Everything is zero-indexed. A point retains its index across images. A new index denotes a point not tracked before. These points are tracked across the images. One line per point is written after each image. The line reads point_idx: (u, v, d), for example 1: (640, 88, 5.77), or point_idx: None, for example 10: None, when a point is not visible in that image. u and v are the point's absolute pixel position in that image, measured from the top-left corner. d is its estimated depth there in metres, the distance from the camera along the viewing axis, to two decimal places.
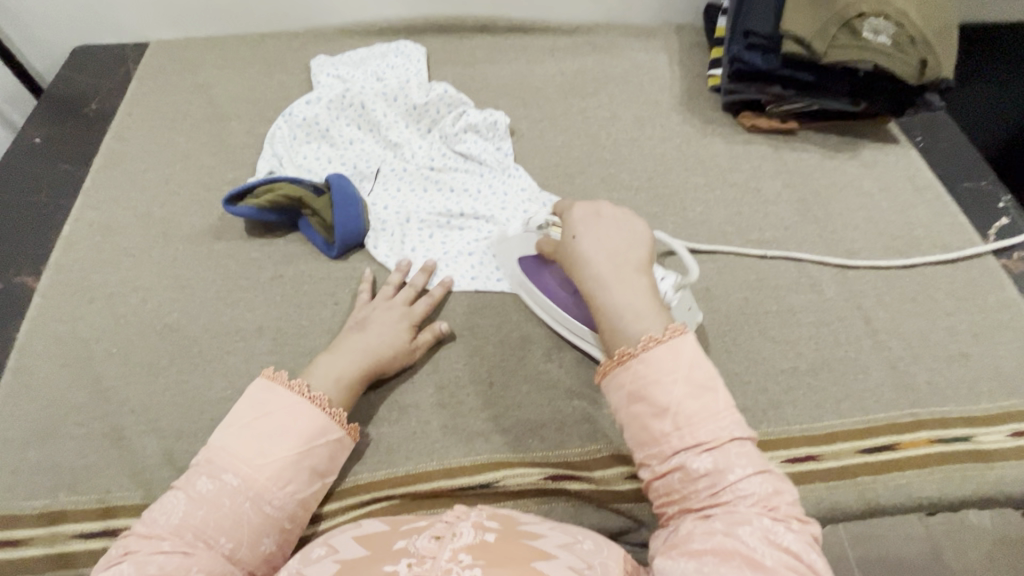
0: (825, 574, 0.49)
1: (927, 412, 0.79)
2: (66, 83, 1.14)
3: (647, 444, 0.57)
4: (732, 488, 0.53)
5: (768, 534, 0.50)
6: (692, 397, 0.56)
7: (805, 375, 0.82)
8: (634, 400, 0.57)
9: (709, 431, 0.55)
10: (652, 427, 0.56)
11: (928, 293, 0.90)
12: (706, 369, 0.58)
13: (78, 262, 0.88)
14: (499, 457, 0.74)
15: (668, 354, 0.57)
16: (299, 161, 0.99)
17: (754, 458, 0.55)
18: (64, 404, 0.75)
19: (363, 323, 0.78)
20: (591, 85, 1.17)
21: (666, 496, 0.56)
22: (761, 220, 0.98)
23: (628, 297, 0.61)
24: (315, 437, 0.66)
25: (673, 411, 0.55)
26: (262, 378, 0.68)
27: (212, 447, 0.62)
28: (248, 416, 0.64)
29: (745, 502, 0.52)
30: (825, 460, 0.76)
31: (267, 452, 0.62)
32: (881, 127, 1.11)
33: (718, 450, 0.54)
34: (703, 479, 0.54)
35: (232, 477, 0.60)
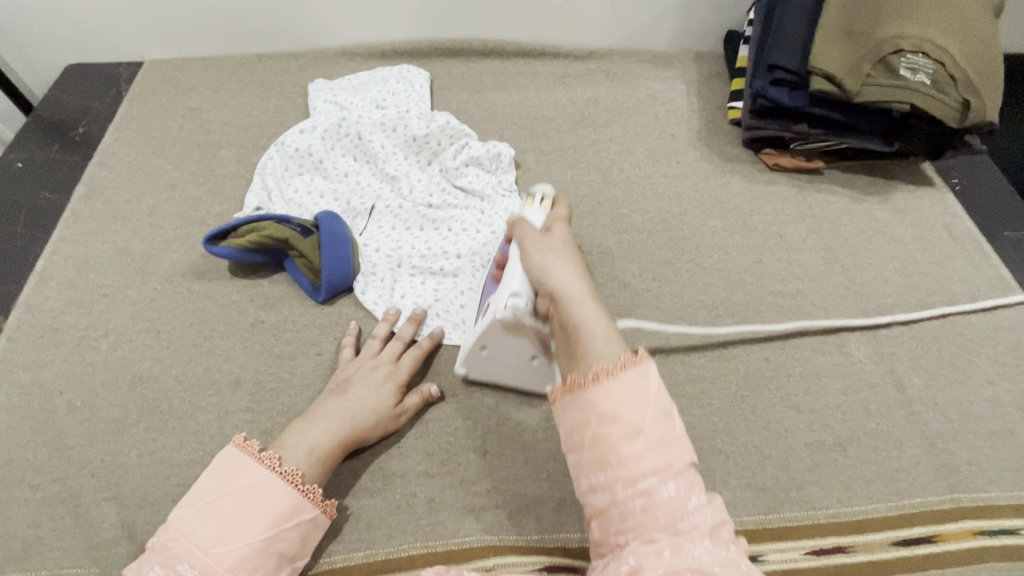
0: (758, 565, 0.47)
1: (970, 499, 0.71)
2: (54, 104, 1.09)
3: (611, 467, 0.48)
4: (637, 446, 0.48)
5: (659, 498, 0.47)
6: (660, 421, 0.50)
7: (832, 450, 0.74)
8: (598, 434, 0.49)
9: (624, 387, 0.50)
10: (623, 450, 0.48)
11: (969, 359, 0.82)
12: (663, 392, 0.52)
13: (49, 301, 0.83)
14: (488, 539, 0.67)
15: (628, 389, 0.50)
16: (289, 196, 0.93)
17: (662, 408, 0.51)
18: (20, 464, 0.69)
19: (344, 385, 0.72)
20: (602, 116, 1.10)
21: (617, 526, 0.48)
22: (784, 269, 0.91)
23: (581, 315, 0.56)
24: (286, 518, 0.59)
25: (644, 432, 0.49)
26: (232, 447, 0.62)
27: (170, 528, 0.56)
28: (213, 493, 0.58)
29: (648, 461, 0.48)
30: (854, 553, 0.67)
31: (229, 538, 0.56)
32: (914, 168, 1.03)
33: (679, 476, 0.48)
34: (617, 433, 0.49)
35: (188, 567, 0.54)
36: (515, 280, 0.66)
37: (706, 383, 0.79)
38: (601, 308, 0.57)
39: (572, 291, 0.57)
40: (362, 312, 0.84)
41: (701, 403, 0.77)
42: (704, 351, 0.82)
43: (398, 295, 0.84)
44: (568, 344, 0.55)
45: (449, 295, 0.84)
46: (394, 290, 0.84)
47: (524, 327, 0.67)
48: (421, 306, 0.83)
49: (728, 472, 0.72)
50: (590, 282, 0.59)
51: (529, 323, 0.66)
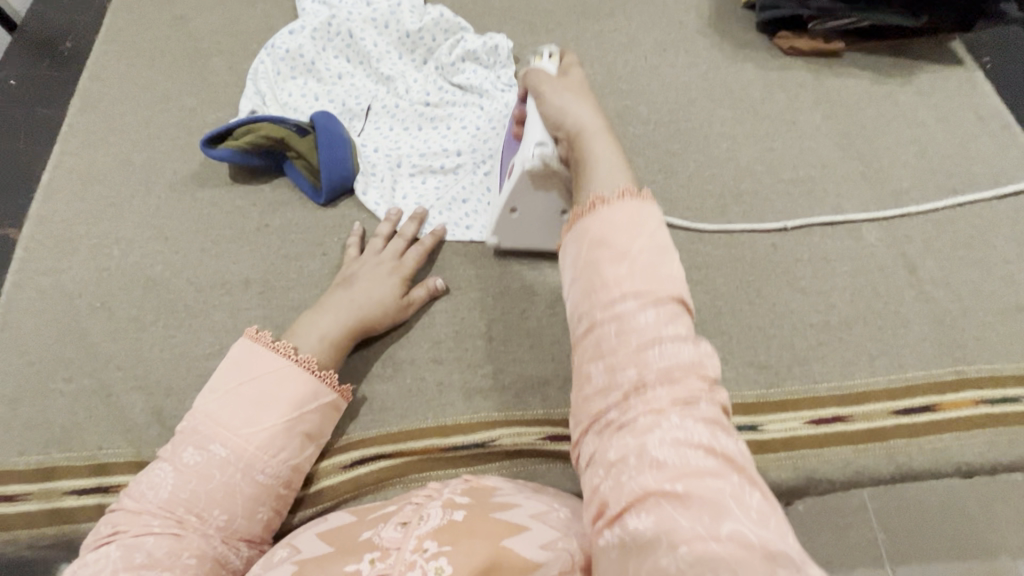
0: (745, 469, 0.39)
1: (974, 370, 0.71)
2: (39, 19, 1.06)
3: (591, 290, 0.45)
4: (619, 269, 0.44)
5: (632, 324, 0.43)
6: (656, 257, 0.45)
7: (837, 329, 0.74)
8: (588, 258, 0.46)
9: (614, 217, 0.47)
10: (607, 272, 0.45)
11: (985, 239, 0.80)
12: (664, 231, 0.47)
13: (58, 212, 0.84)
14: (496, 414, 0.70)
15: (619, 212, 0.47)
16: (283, 99, 0.91)
17: (656, 246, 0.46)
18: (51, 360, 0.73)
19: (351, 279, 0.73)
20: (607, 6, 1.04)
21: (591, 354, 0.44)
22: (796, 156, 0.87)
23: (593, 144, 0.56)
24: (306, 402, 0.62)
25: (631, 255, 0.45)
26: (245, 339, 0.63)
27: (195, 416, 0.58)
28: (233, 381, 0.60)
29: (630, 287, 0.43)
30: (854, 422, 0.69)
31: (256, 420, 0.59)
32: (942, 47, 0.96)
33: (663, 306, 0.43)
34: (604, 256, 0.45)
35: (220, 448, 0.57)
36: (536, 132, 0.65)
37: (712, 270, 0.78)
38: (613, 139, 0.57)
39: (588, 125, 0.58)
40: (365, 212, 0.83)
41: (706, 288, 0.77)
42: (709, 240, 0.81)
43: (399, 194, 0.83)
44: (578, 170, 0.55)
45: (450, 192, 0.83)
46: (397, 188, 0.84)
47: (551, 179, 0.67)
48: (423, 203, 0.82)
49: (732, 352, 0.73)
50: (604, 115, 0.60)
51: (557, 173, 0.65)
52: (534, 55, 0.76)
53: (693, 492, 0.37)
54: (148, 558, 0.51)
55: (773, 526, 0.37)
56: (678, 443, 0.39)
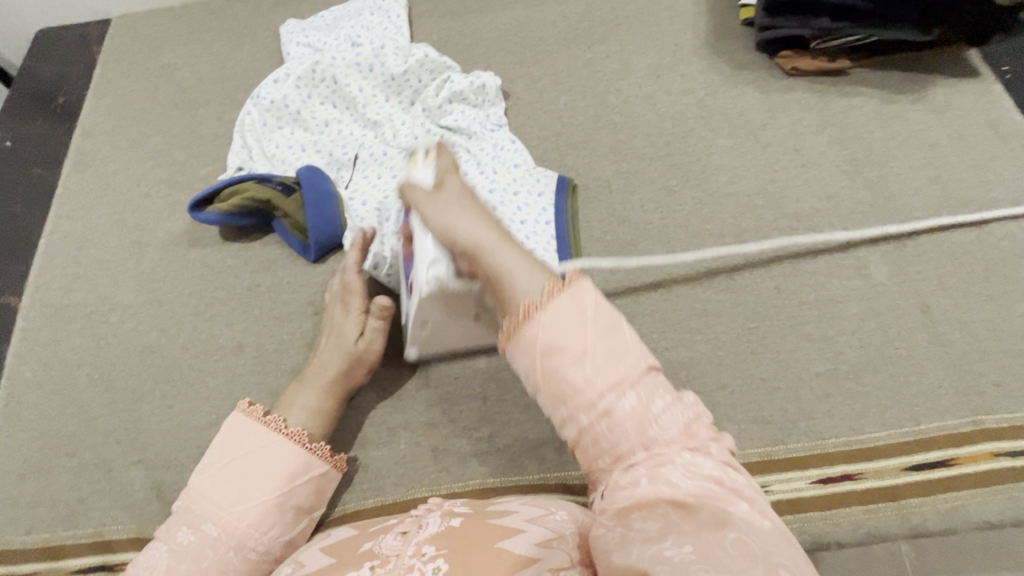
0: (750, 493, 0.44)
1: (993, 420, 0.67)
2: (31, 74, 1.06)
3: (567, 396, 0.47)
4: (586, 369, 0.46)
5: (618, 415, 0.45)
6: (604, 336, 0.47)
7: (845, 377, 0.71)
8: (546, 367, 0.47)
9: (557, 313, 0.47)
10: (571, 377, 0.46)
11: (1006, 272, 0.75)
12: (607, 303, 0.49)
13: (55, 279, 0.85)
14: (491, 481, 0.69)
15: (564, 306, 0.47)
16: (270, 151, 0.89)
17: (605, 320, 0.48)
18: (55, 434, 0.74)
19: (318, 343, 0.73)
20: (598, 30, 1.00)
21: (592, 450, 0.47)
22: (800, 188, 0.83)
23: (499, 259, 0.53)
24: (298, 475, 0.62)
25: (590, 353, 0.46)
26: (239, 411, 0.63)
27: (190, 494, 0.58)
28: (226, 457, 0.60)
29: (601, 381, 0.46)
30: (863, 480, 0.66)
31: (248, 496, 0.58)
32: (957, 58, 0.91)
33: (640, 384, 0.46)
34: (564, 361, 0.46)
35: (212, 527, 0.57)
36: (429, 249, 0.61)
37: (712, 317, 0.76)
38: (515, 244, 0.55)
39: (483, 237, 0.55)
40: None
41: (706, 338, 0.74)
42: (709, 285, 0.78)
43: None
44: (494, 288, 0.53)
45: None
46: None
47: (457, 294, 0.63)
48: None
49: (734, 407, 0.70)
50: (495, 220, 0.58)
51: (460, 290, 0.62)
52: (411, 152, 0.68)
53: (699, 506, 0.42)
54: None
55: (776, 535, 0.41)
56: (689, 470, 0.44)
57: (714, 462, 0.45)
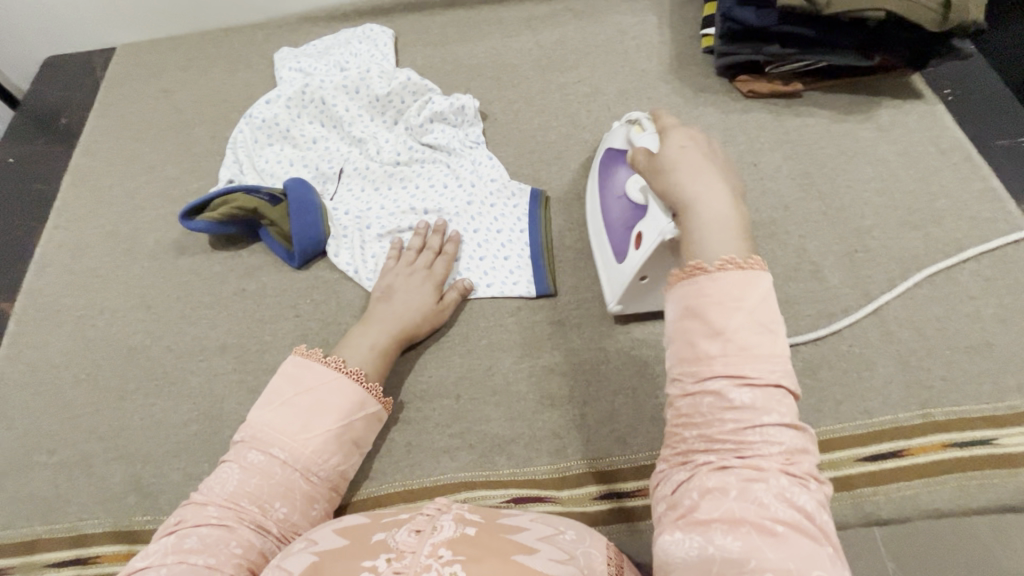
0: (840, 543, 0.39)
1: (941, 413, 0.71)
2: (37, 97, 1.12)
3: (686, 361, 0.45)
4: (714, 346, 0.44)
5: (729, 403, 0.43)
6: (756, 333, 0.44)
7: (801, 374, 0.74)
8: (683, 324, 0.46)
9: (721, 288, 0.45)
10: (698, 346, 0.44)
11: (950, 275, 0.80)
12: (773, 306, 0.45)
13: (48, 286, 0.88)
14: (462, 476, 0.71)
15: (725, 283, 0.45)
16: (260, 166, 0.94)
17: (762, 321, 0.44)
18: (38, 432, 0.76)
19: (389, 291, 0.77)
20: (571, 57, 1.07)
21: (684, 423, 0.45)
22: (757, 198, 0.89)
23: (706, 210, 0.49)
24: (355, 410, 0.63)
25: (727, 334, 0.44)
26: (296, 354, 0.65)
27: (256, 422, 0.60)
28: (290, 391, 0.62)
29: (723, 366, 0.43)
30: (821, 471, 0.69)
31: (312, 425, 0.60)
32: (901, 82, 0.98)
33: (766, 392, 0.43)
34: (696, 330, 0.45)
35: (280, 451, 0.58)
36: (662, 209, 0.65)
37: None
38: (740, 211, 0.50)
39: (699, 198, 0.50)
40: (337, 273, 0.86)
41: None
42: None
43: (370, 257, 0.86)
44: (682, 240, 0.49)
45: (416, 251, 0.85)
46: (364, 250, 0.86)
47: (669, 251, 0.67)
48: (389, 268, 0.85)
49: None
50: (733, 186, 0.52)
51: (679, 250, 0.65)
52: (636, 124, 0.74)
53: (790, 536, 0.38)
54: (200, 543, 0.51)
55: None
56: (785, 500, 0.40)
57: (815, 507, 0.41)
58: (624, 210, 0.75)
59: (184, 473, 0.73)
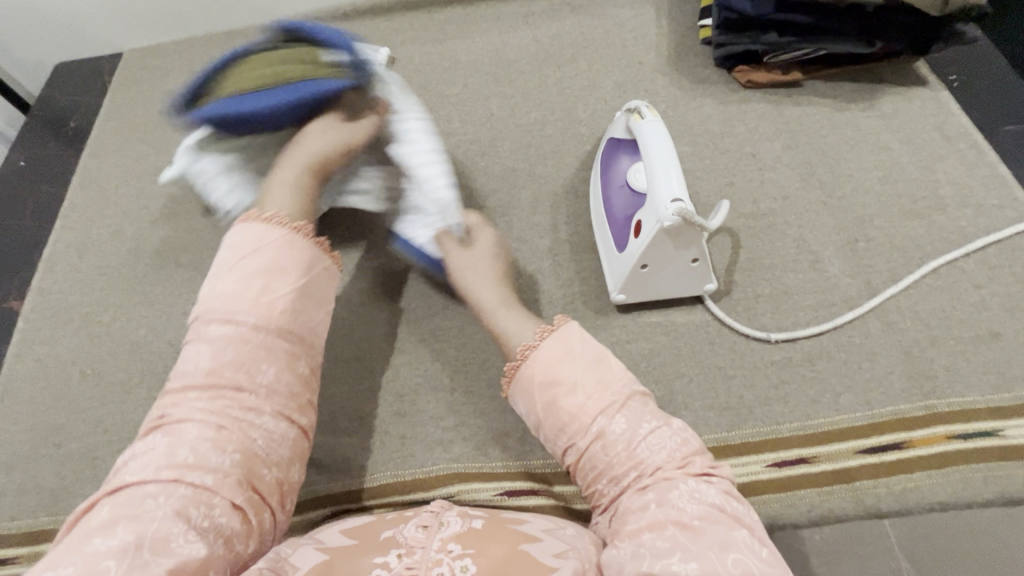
0: (752, 523, 0.50)
1: (945, 404, 0.69)
2: (48, 102, 1.15)
3: (565, 425, 0.57)
4: (577, 400, 0.57)
5: (612, 438, 0.55)
6: (592, 372, 0.57)
7: (799, 365, 0.73)
8: (545, 399, 0.58)
9: (550, 353, 0.59)
10: (566, 408, 0.57)
11: (954, 264, 0.78)
12: (595, 341, 0.60)
13: (56, 284, 0.90)
14: (456, 467, 0.71)
15: (559, 343, 0.59)
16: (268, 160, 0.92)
17: (594, 356, 0.59)
18: (45, 426, 0.78)
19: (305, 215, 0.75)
20: (568, 51, 1.07)
21: (592, 472, 0.57)
22: (756, 189, 0.87)
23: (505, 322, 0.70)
24: (310, 268, 0.63)
25: (579, 386, 0.57)
26: (238, 220, 0.64)
27: (207, 295, 0.58)
28: (231, 255, 0.60)
29: (590, 410, 0.56)
30: (818, 463, 0.67)
31: (269, 287, 0.59)
32: (905, 69, 0.96)
33: (628, 413, 0.56)
34: (557, 394, 0.58)
35: (244, 315, 0.57)
36: (674, 187, 0.66)
37: (672, 310, 0.78)
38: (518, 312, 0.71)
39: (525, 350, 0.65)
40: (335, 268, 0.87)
41: (666, 329, 0.77)
42: None
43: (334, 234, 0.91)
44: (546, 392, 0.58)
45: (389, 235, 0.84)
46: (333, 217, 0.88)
47: (681, 232, 0.68)
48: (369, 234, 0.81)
49: (692, 394, 0.72)
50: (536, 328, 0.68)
51: (695, 226, 0.66)
52: (633, 111, 0.75)
53: (704, 528, 0.48)
54: (190, 424, 0.52)
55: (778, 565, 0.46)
56: (694, 498, 0.51)
57: (722, 494, 0.52)
58: (623, 202, 0.76)
59: None
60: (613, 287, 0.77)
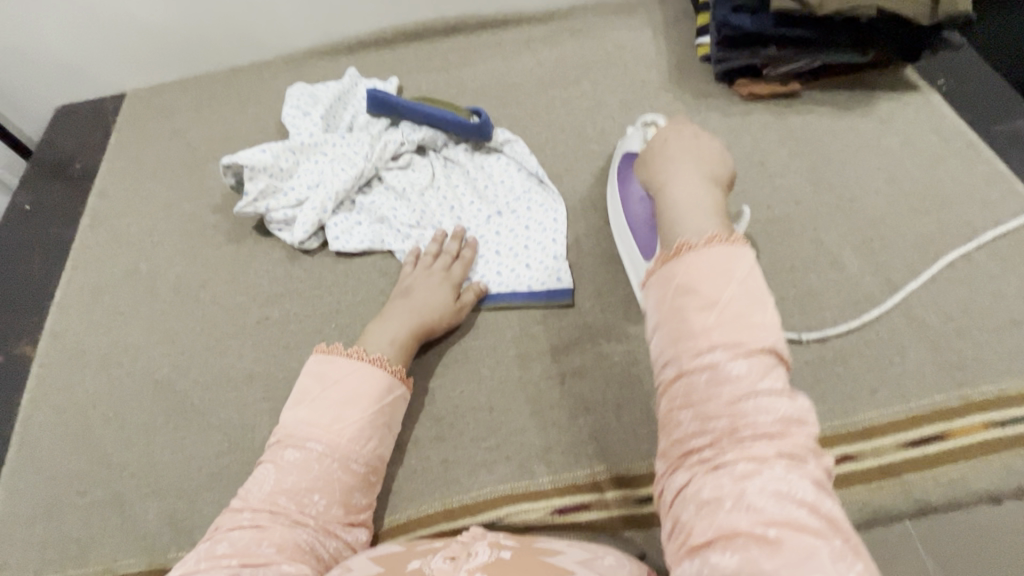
0: (847, 533, 0.38)
1: (979, 393, 0.71)
2: (51, 145, 1.14)
3: (679, 340, 0.46)
4: (707, 318, 0.45)
5: (723, 375, 0.43)
6: (745, 302, 0.45)
7: (832, 363, 0.74)
8: (673, 304, 0.47)
9: (709, 260, 0.47)
10: (692, 320, 0.46)
11: (968, 257, 0.81)
12: (759, 278, 0.47)
13: (70, 327, 0.88)
14: (502, 489, 0.70)
15: (719, 261, 0.47)
16: (291, 190, 0.92)
17: (755, 292, 0.46)
18: (67, 474, 0.75)
19: (408, 288, 0.80)
20: (572, 74, 1.10)
21: (680, 400, 0.45)
22: (769, 196, 0.90)
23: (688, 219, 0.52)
24: (383, 396, 0.67)
25: (720, 306, 0.45)
26: (319, 353, 0.69)
27: (288, 422, 0.63)
28: (313, 389, 0.66)
29: (719, 333, 0.44)
30: (863, 460, 0.68)
31: (343, 416, 0.64)
32: (895, 76, 1.01)
33: (759, 359, 0.44)
34: (689, 304, 0.46)
35: (317, 444, 0.62)
36: None
37: None
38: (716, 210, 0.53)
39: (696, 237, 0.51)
40: (359, 295, 0.87)
41: None
42: None
43: (357, 261, 0.90)
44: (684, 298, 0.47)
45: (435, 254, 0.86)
46: (348, 241, 0.89)
47: None
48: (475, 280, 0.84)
49: None
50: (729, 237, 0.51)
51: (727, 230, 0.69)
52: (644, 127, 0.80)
53: (783, 539, 0.37)
54: (238, 540, 0.54)
55: None
56: (779, 493, 0.39)
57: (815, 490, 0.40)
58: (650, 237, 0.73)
59: (220, 505, 0.72)
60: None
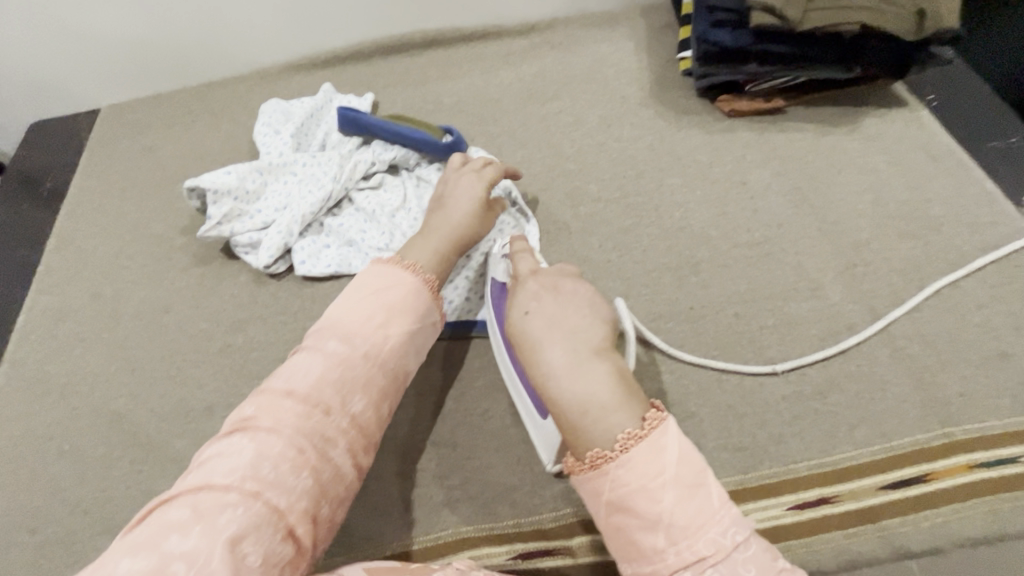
0: None
1: (963, 432, 0.67)
2: (22, 162, 1.12)
3: (637, 558, 0.46)
4: (657, 538, 0.44)
5: None
6: (685, 501, 0.44)
7: (810, 398, 0.71)
8: (614, 522, 0.47)
9: (633, 470, 0.45)
10: (642, 541, 0.45)
11: (955, 284, 0.77)
12: (694, 457, 0.46)
13: (30, 354, 0.86)
14: (463, 532, 0.68)
15: (648, 456, 0.45)
16: (257, 212, 0.89)
17: (690, 479, 0.45)
18: (20, 509, 0.73)
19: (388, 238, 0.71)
20: (551, 89, 1.07)
21: None
22: (749, 218, 0.87)
23: (577, 389, 0.49)
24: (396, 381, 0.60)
25: (665, 523, 0.44)
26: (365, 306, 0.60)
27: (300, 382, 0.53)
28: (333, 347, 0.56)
29: (674, 556, 0.44)
30: (840, 503, 0.65)
31: (359, 393, 0.55)
32: (883, 92, 0.97)
33: (724, 562, 0.43)
34: (632, 524, 0.45)
35: (334, 415, 0.52)
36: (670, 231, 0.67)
37: (676, 347, 0.76)
38: (599, 368, 0.50)
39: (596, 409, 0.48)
40: None
41: (671, 368, 0.74)
42: (672, 316, 0.79)
43: (324, 286, 0.88)
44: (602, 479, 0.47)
45: None
46: (314, 266, 0.87)
47: None
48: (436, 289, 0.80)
49: (704, 435, 0.70)
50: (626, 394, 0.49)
51: None
52: None
53: None
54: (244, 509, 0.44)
55: None
56: None
57: None
58: None
59: None
60: (546, 456, 0.68)
